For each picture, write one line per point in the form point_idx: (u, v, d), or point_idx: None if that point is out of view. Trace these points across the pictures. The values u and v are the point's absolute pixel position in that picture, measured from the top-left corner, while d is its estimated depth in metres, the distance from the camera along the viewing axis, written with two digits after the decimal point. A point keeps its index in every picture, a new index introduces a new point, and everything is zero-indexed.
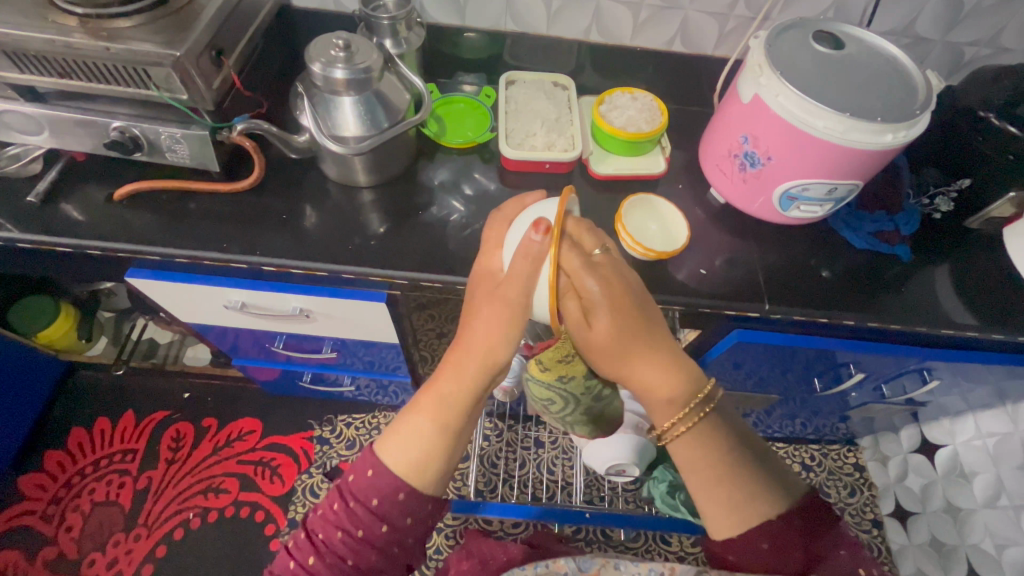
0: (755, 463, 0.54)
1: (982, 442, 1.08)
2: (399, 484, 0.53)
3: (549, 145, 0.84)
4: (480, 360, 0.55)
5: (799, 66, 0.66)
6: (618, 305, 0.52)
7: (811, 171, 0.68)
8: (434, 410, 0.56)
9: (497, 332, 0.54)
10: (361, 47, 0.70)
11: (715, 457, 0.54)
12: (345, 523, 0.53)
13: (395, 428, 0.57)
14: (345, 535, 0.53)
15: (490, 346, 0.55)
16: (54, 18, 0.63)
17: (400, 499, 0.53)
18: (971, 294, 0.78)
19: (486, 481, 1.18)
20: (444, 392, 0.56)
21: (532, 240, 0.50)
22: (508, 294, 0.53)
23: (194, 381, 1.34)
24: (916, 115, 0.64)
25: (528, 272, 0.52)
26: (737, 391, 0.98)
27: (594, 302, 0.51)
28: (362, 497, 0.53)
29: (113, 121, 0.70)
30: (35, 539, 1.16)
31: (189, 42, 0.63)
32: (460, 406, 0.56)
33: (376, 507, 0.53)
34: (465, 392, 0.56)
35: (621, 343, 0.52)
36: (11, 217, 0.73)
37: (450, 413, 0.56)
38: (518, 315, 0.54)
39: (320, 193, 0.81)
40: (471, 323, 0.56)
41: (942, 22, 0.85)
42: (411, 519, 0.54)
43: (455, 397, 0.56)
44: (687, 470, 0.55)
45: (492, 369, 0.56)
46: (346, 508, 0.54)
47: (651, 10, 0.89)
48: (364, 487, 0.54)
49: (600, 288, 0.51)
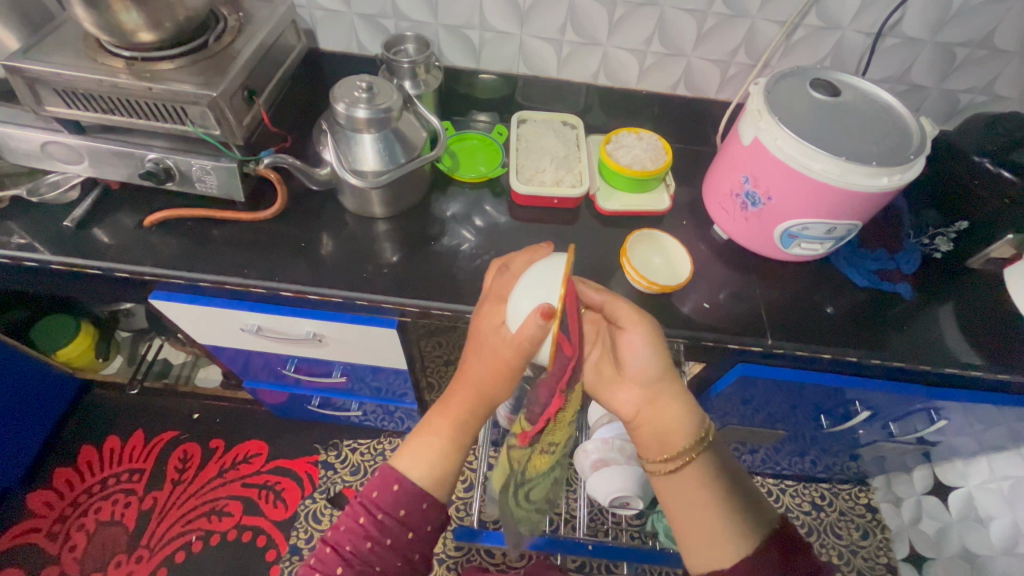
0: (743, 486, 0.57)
1: (997, 485, 1.06)
2: (423, 495, 0.58)
3: (558, 181, 0.88)
4: (486, 396, 0.60)
5: (797, 113, 0.69)
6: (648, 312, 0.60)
7: (811, 211, 0.70)
8: (449, 431, 0.60)
9: (500, 378, 0.58)
10: (382, 89, 0.74)
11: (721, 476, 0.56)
12: (374, 533, 0.56)
13: (412, 443, 0.61)
14: (374, 544, 0.56)
15: (491, 388, 0.59)
16: (103, 60, 0.69)
17: (425, 507, 0.58)
18: (975, 333, 0.79)
19: (490, 511, 1.17)
20: (456, 417, 0.60)
21: (534, 324, 0.51)
22: (509, 356, 0.56)
23: (204, 402, 1.36)
24: (911, 159, 0.66)
25: (528, 345, 0.54)
26: (746, 426, 0.98)
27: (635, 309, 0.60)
28: (390, 507, 0.57)
29: (149, 153, 0.74)
30: (39, 557, 1.16)
31: (225, 83, 0.68)
32: (471, 428, 0.61)
33: (403, 516, 0.57)
34: (474, 420, 0.61)
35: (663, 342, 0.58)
36: (47, 240, 0.78)
37: (465, 433, 0.61)
38: (516, 372, 0.58)
39: (337, 223, 0.84)
40: (478, 365, 0.59)
41: (936, 71, 0.89)
42: (431, 526, 0.59)
43: (469, 420, 0.61)
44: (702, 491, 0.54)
45: (493, 404, 0.61)
46: (374, 520, 0.56)
47: (656, 57, 0.93)
48: (392, 498, 0.57)
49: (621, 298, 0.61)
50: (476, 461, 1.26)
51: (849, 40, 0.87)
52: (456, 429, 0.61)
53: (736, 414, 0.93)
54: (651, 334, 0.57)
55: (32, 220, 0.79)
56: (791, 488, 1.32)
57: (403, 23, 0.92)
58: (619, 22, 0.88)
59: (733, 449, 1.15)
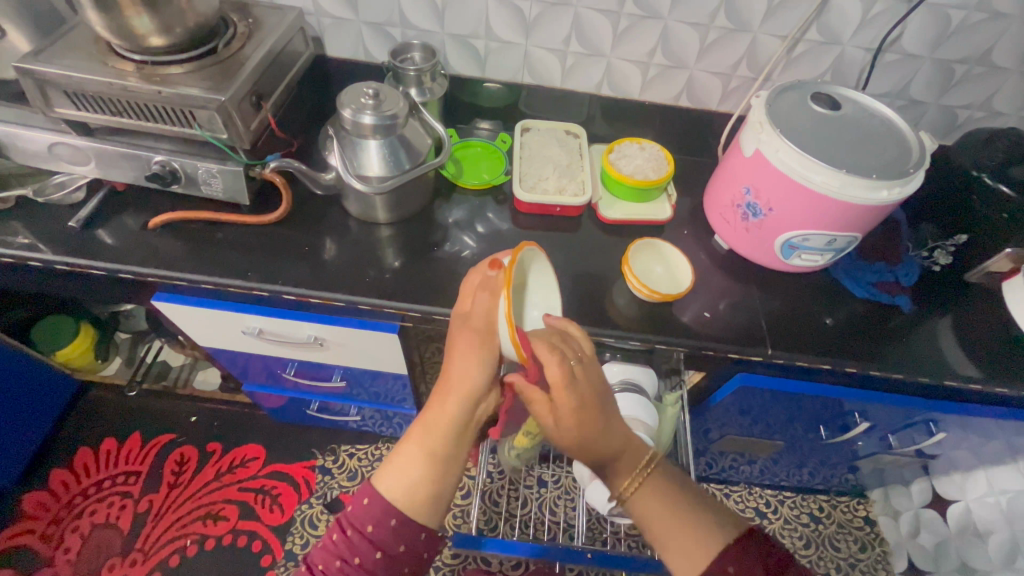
0: (701, 504, 0.57)
1: (995, 499, 1.05)
2: (390, 511, 0.57)
3: (560, 189, 0.89)
4: (461, 389, 0.60)
5: (797, 126, 0.70)
6: (580, 389, 0.56)
7: (812, 223, 0.71)
8: (420, 437, 0.60)
9: (473, 359, 0.61)
10: (389, 96, 0.75)
11: (665, 507, 0.57)
12: (343, 552, 0.56)
13: (388, 458, 0.60)
14: (344, 563, 0.56)
15: (463, 371, 0.61)
16: (113, 63, 0.70)
17: (393, 525, 0.57)
18: (973, 346, 0.79)
19: (487, 519, 1.16)
20: (429, 419, 0.60)
21: (488, 275, 0.60)
22: (476, 323, 0.61)
23: (202, 405, 1.36)
24: (911, 172, 0.67)
25: (488, 302, 0.60)
26: (744, 437, 0.98)
27: (564, 413, 0.56)
28: (358, 524, 0.57)
29: (156, 155, 0.75)
30: (32, 559, 1.15)
31: (234, 87, 0.69)
32: (446, 433, 0.60)
33: (371, 534, 0.56)
34: (450, 420, 0.60)
35: (580, 432, 0.56)
36: (52, 240, 0.78)
37: (437, 440, 0.59)
38: (488, 341, 0.61)
39: (340, 227, 0.85)
40: (454, 358, 0.62)
41: (935, 87, 0.90)
42: (405, 546, 0.57)
43: (440, 422, 0.60)
44: (648, 526, 0.57)
45: (473, 394, 0.60)
46: (345, 537, 0.57)
47: (659, 69, 0.94)
48: (361, 513, 0.57)
49: (564, 396, 0.55)
50: (473, 468, 1.25)
51: (849, 55, 0.88)
52: (429, 434, 0.60)
53: (735, 425, 0.94)
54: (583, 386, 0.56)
55: (36, 220, 0.80)
56: (789, 499, 1.32)
57: (410, 32, 0.93)
58: (623, 34, 0.90)
59: (730, 459, 1.15)
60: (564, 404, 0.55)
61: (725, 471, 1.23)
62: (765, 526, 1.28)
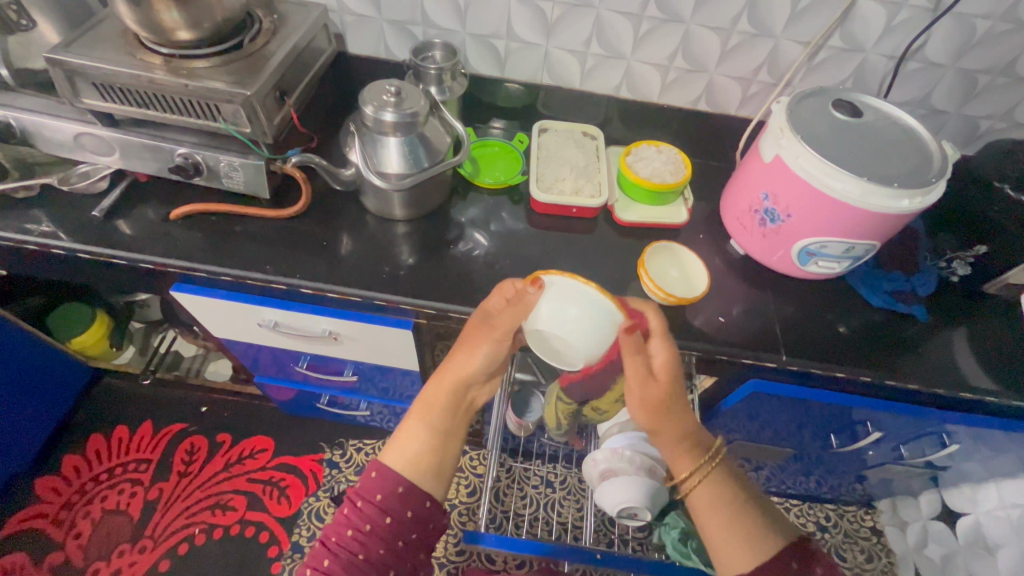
0: (752, 500, 0.63)
1: (1006, 514, 1.03)
2: (397, 478, 0.60)
3: (577, 191, 0.89)
4: (460, 375, 0.65)
5: (818, 133, 0.70)
6: (668, 371, 0.64)
7: (830, 230, 0.71)
8: (423, 414, 0.64)
9: (470, 351, 0.65)
10: (410, 94, 0.76)
11: (728, 497, 0.62)
12: (355, 521, 0.58)
13: (394, 435, 0.64)
14: (355, 531, 0.58)
15: (466, 359, 0.65)
16: (141, 56, 0.71)
17: (400, 491, 0.60)
18: (989, 358, 0.79)
19: (493, 518, 1.17)
20: (427, 397, 0.65)
21: (528, 291, 0.61)
22: (501, 328, 0.63)
23: (213, 395, 1.37)
24: (932, 182, 0.66)
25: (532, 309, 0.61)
26: (753, 443, 0.98)
27: (661, 366, 0.63)
28: (367, 493, 0.59)
29: (179, 147, 0.76)
30: (43, 542, 1.17)
31: (259, 83, 0.70)
32: (445, 411, 0.64)
33: (379, 501, 0.59)
34: (447, 402, 0.64)
35: (663, 402, 0.63)
36: (75, 229, 0.79)
37: (437, 416, 0.64)
38: (501, 340, 0.64)
39: (357, 223, 0.85)
40: (457, 349, 0.66)
41: (957, 96, 0.90)
42: (412, 512, 0.60)
43: (439, 399, 0.64)
44: (703, 514, 0.62)
45: (477, 379, 0.65)
46: (355, 508, 0.59)
47: (678, 72, 0.94)
48: (370, 485, 0.60)
49: (660, 348, 0.63)
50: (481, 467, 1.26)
51: (871, 62, 0.88)
52: (430, 410, 0.64)
53: (743, 431, 0.93)
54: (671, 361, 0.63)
55: (60, 209, 0.81)
56: (796, 507, 1.32)
57: (431, 31, 0.94)
58: (644, 37, 0.90)
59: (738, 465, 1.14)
60: (659, 354, 0.63)
61: None
62: None
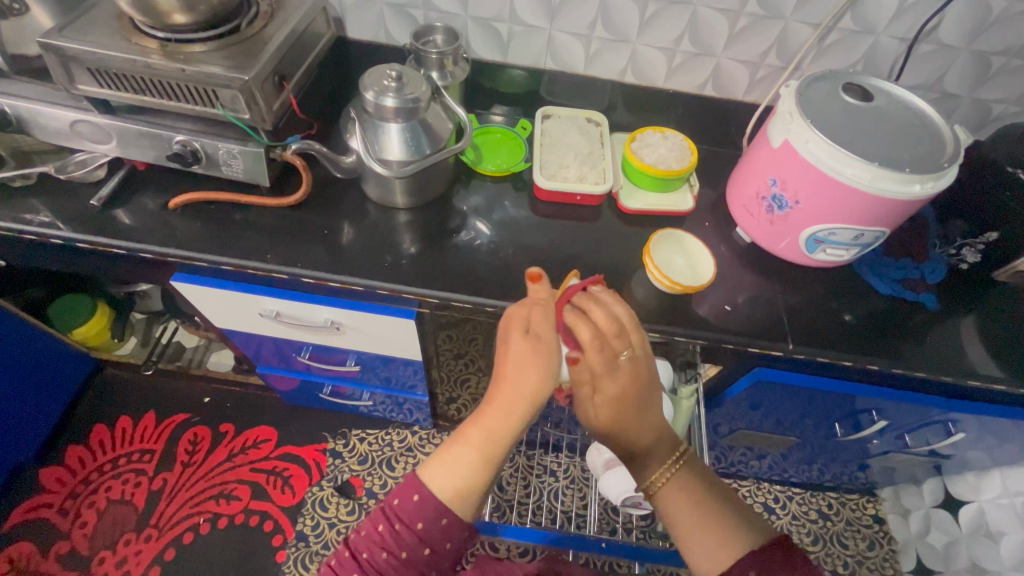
0: (724, 500, 0.57)
1: (1009, 502, 1.03)
2: (443, 510, 0.56)
3: (581, 178, 0.88)
4: (527, 399, 0.59)
5: (829, 117, 0.68)
6: (615, 399, 0.61)
7: (840, 216, 0.69)
8: (480, 444, 0.58)
9: (535, 367, 0.59)
10: (411, 79, 0.74)
11: (694, 498, 0.58)
12: (390, 544, 0.56)
13: (440, 455, 0.59)
14: (389, 555, 0.56)
15: (531, 383, 0.59)
16: (136, 40, 0.69)
17: (443, 524, 0.56)
18: (997, 346, 0.78)
19: (496, 507, 1.17)
20: (491, 426, 0.59)
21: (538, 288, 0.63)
22: (541, 330, 0.61)
23: (214, 385, 1.37)
24: (945, 167, 0.65)
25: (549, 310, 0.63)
26: (757, 432, 0.98)
27: (611, 394, 0.61)
28: (408, 520, 0.56)
29: (176, 134, 0.75)
30: (49, 531, 1.18)
31: (257, 67, 0.69)
32: (503, 443, 0.59)
33: (420, 531, 0.56)
34: (511, 432, 0.59)
35: (615, 416, 0.62)
36: (72, 218, 0.78)
37: (495, 449, 0.58)
38: (552, 349, 0.60)
39: (358, 212, 0.84)
40: (514, 367, 0.60)
41: (970, 79, 0.88)
42: (451, 544, 0.57)
43: (505, 431, 0.59)
44: (670, 518, 0.58)
45: (536, 402, 0.60)
46: (392, 530, 0.56)
47: (685, 56, 0.92)
48: (412, 510, 0.56)
49: (612, 379, 0.61)
50: None
51: (882, 44, 0.86)
52: (488, 442, 0.58)
53: (746, 420, 0.93)
54: (616, 384, 0.61)
55: (58, 198, 0.80)
56: (798, 495, 1.33)
57: (432, 14, 0.92)
58: (649, 20, 0.88)
59: (740, 454, 1.14)
60: (610, 386, 0.61)
61: (735, 465, 1.23)
62: (773, 522, 1.29)
